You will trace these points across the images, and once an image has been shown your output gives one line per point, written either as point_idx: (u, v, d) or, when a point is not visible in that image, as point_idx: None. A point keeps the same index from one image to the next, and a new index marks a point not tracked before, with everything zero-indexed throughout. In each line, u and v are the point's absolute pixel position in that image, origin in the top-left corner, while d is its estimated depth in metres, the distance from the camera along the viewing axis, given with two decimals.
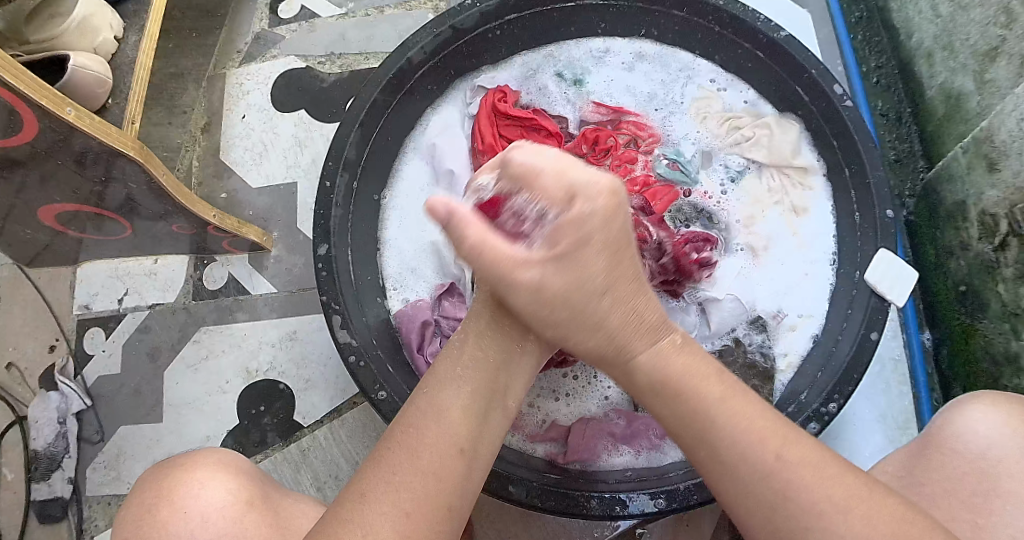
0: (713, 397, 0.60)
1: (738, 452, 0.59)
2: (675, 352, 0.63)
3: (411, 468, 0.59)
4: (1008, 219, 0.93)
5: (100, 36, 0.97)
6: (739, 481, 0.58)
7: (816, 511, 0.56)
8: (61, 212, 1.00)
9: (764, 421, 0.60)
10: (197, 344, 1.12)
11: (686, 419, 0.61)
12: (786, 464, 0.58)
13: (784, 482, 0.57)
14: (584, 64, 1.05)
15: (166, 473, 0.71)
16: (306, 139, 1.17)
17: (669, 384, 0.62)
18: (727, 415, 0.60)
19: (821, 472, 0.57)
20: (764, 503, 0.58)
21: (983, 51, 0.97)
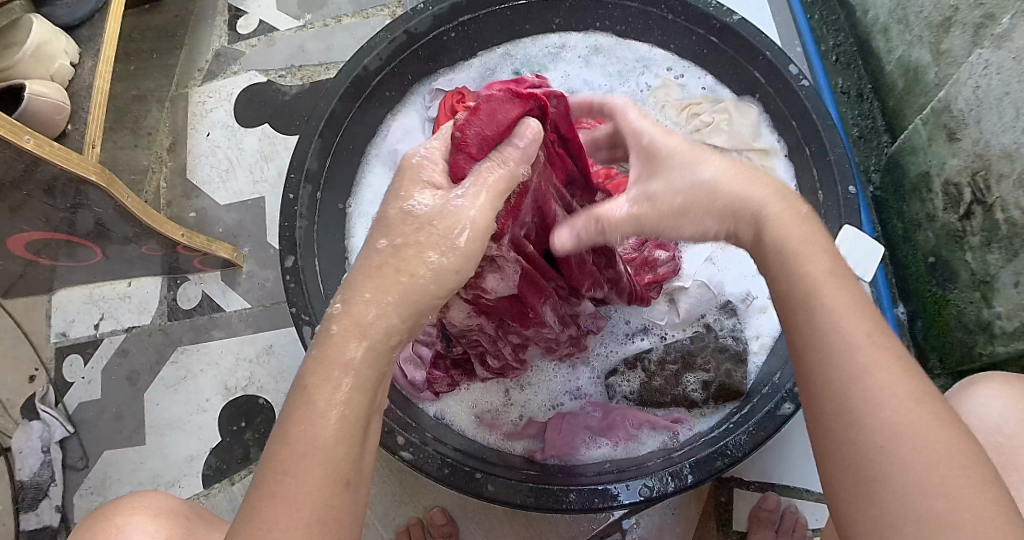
0: (848, 327, 0.54)
1: (855, 380, 0.52)
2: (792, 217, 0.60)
3: (292, 512, 0.51)
4: (970, 187, 0.93)
5: (56, 63, 0.97)
6: (834, 424, 0.52)
7: (891, 441, 0.50)
8: (30, 242, 1.00)
9: (877, 352, 0.53)
10: (176, 365, 1.12)
11: (794, 326, 0.56)
12: (881, 389, 0.52)
13: (869, 390, 0.52)
14: (541, 61, 1.06)
15: (103, 520, 0.74)
16: (271, 154, 1.17)
17: (781, 247, 0.59)
18: (843, 344, 0.53)
19: (913, 399, 0.51)
20: (839, 434, 0.52)
21: (936, 22, 0.98)
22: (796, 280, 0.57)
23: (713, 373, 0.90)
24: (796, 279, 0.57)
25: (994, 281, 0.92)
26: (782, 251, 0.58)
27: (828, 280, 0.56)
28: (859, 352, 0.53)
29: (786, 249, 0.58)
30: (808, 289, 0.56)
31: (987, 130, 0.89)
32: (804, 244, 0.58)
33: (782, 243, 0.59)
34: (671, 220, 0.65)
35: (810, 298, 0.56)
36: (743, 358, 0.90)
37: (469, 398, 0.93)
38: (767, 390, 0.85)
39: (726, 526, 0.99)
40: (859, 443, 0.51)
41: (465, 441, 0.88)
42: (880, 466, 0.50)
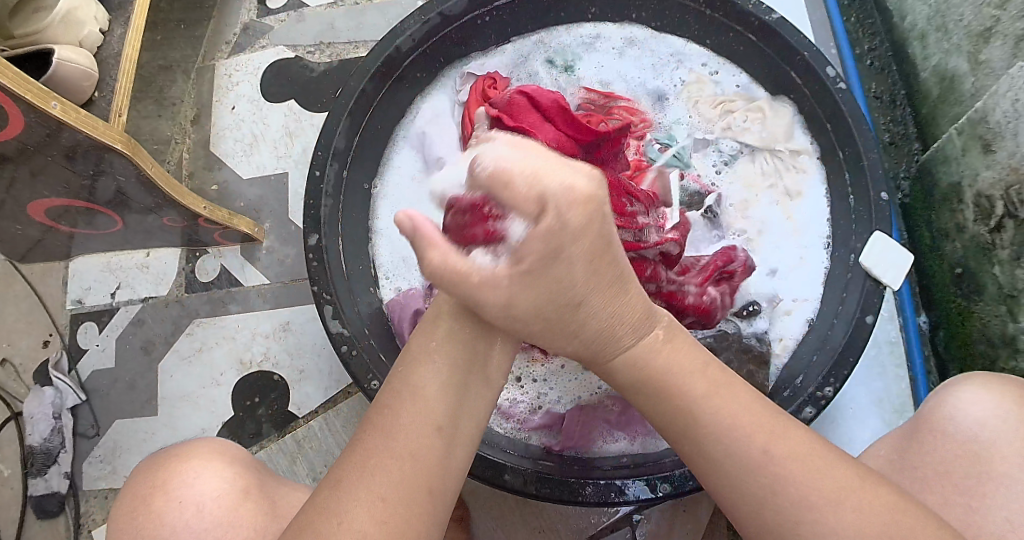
0: (714, 420, 0.60)
1: (725, 448, 0.60)
2: (664, 346, 0.63)
3: (389, 452, 0.58)
4: (1003, 200, 0.92)
5: (85, 29, 0.96)
6: (751, 507, 0.59)
7: (791, 496, 0.58)
8: (51, 207, 1.00)
9: (776, 439, 0.60)
10: (191, 337, 1.11)
11: (664, 418, 0.63)
12: (766, 455, 0.59)
13: (759, 460, 0.59)
14: (575, 50, 1.05)
15: (161, 463, 0.71)
16: (297, 130, 1.16)
17: (647, 376, 0.62)
18: (724, 434, 0.60)
19: (806, 457, 0.59)
20: (750, 500, 0.59)
21: (977, 32, 0.97)
22: (658, 382, 0.62)
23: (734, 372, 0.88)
24: (665, 386, 0.62)
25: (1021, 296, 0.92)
26: (655, 375, 0.62)
27: (704, 387, 0.61)
28: (718, 419, 0.60)
29: (663, 376, 0.62)
30: (675, 397, 0.61)
31: None
32: (670, 358, 0.62)
33: (647, 365, 0.62)
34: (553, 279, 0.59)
35: (670, 397, 0.62)
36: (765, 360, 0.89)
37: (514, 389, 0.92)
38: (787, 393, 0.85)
39: (737, 525, 0.99)
40: (769, 510, 0.58)
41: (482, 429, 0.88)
42: (792, 524, 0.58)
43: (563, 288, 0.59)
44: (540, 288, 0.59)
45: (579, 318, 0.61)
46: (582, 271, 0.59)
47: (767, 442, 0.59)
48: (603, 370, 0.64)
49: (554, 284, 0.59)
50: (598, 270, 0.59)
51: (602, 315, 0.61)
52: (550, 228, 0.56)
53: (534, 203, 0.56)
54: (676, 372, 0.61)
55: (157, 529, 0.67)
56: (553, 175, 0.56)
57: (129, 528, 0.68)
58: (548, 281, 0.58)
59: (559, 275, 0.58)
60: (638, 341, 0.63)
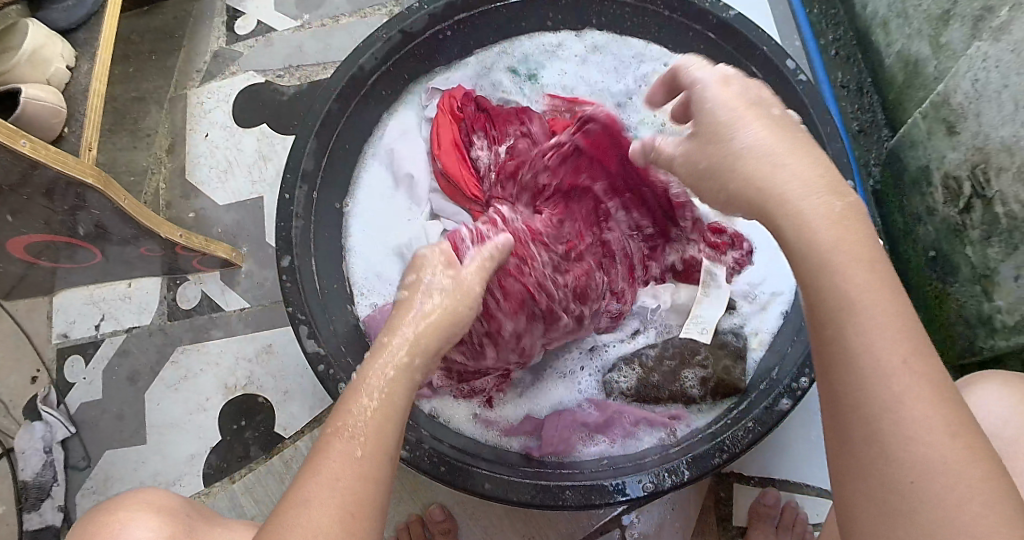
0: (873, 314, 0.50)
1: (869, 371, 0.49)
2: (839, 220, 0.53)
3: (320, 507, 0.52)
4: (970, 181, 0.93)
5: (52, 66, 0.97)
6: (863, 412, 0.49)
7: (910, 451, 0.48)
8: (30, 244, 1.01)
9: (915, 366, 0.49)
10: (176, 365, 1.12)
11: (813, 294, 0.52)
12: (902, 397, 0.48)
13: (897, 392, 0.49)
14: (537, 59, 1.06)
15: (94, 520, 0.72)
16: (270, 154, 1.17)
17: (810, 247, 0.53)
18: (868, 344, 0.50)
19: (940, 406, 0.48)
20: (860, 433, 0.49)
21: (936, 15, 0.97)
22: (813, 261, 0.53)
23: (711, 370, 0.89)
24: (821, 264, 0.52)
25: (994, 275, 0.92)
26: (813, 246, 0.53)
27: (863, 271, 0.51)
28: (876, 339, 0.50)
29: (818, 246, 0.52)
30: (834, 269, 0.51)
31: (986, 123, 0.89)
32: (835, 246, 0.52)
33: (813, 239, 0.53)
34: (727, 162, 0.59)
35: (832, 267, 0.52)
36: (741, 354, 0.90)
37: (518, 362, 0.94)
38: (763, 387, 0.85)
39: (726, 521, 0.99)
40: (880, 448, 0.48)
41: (463, 439, 0.88)
42: (895, 470, 0.48)
43: (733, 160, 0.59)
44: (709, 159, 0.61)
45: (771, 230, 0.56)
46: (796, 160, 0.56)
47: (906, 361, 0.49)
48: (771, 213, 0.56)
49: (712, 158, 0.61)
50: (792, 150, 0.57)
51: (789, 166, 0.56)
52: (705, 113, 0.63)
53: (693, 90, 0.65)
54: (831, 253, 0.52)
55: None
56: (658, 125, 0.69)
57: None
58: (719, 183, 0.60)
59: (738, 155, 0.59)
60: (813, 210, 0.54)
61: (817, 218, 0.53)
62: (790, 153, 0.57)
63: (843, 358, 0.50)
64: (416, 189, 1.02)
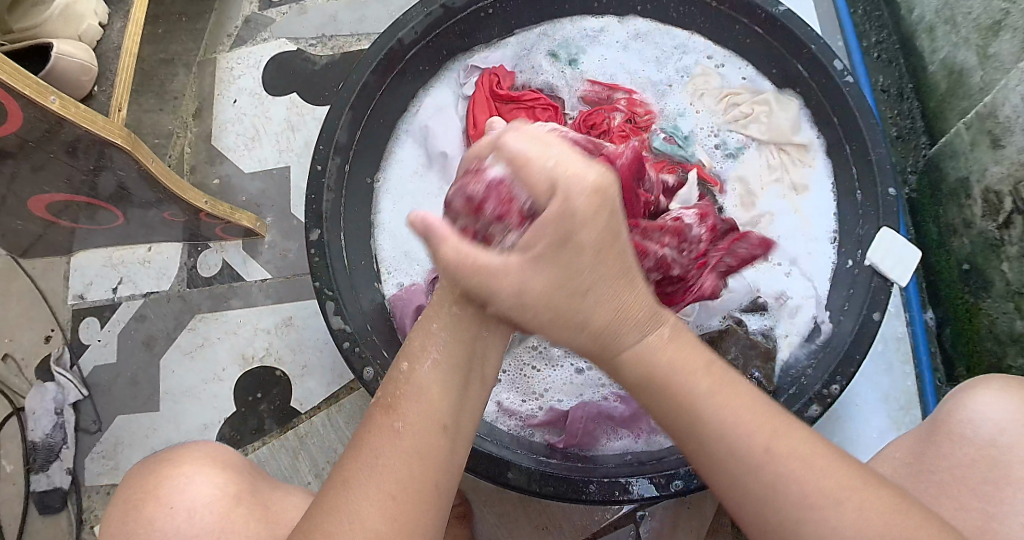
0: (710, 409, 0.56)
1: (744, 454, 0.54)
2: (669, 344, 0.58)
3: (393, 448, 0.56)
4: (1012, 196, 0.91)
5: (84, 23, 0.95)
6: (743, 481, 0.55)
7: (808, 508, 0.53)
8: (51, 202, 0.99)
9: (767, 434, 0.55)
10: (193, 332, 1.11)
11: (674, 420, 0.57)
12: (774, 453, 0.54)
13: (774, 470, 0.54)
14: (579, 43, 1.04)
15: (153, 469, 0.71)
16: (298, 123, 1.15)
17: (640, 360, 0.58)
18: (725, 428, 0.55)
19: (817, 456, 0.54)
20: (754, 505, 0.54)
21: (986, 25, 0.96)
22: (669, 394, 0.57)
23: (741, 370, 0.87)
24: (675, 394, 0.57)
25: None
26: (649, 359, 0.57)
27: (703, 371, 0.57)
28: (733, 424, 0.55)
29: (654, 360, 0.57)
30: (661, 375, 0.57)
31: None
32: (659, 350, 0.58)
33: (644, 353, 0.58)
34: (569, 254, 0.56)
35: (674, 389, 0.57)
36: (772, 355, 0.88)
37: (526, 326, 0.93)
38: (794, 390, 0.84)
39: (742, 523, 0.98)
40: (778, 515, 0.54)
41: (487, 426, 0.88)
42: (809, 527, 0.52)
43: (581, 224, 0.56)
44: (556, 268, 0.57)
45: (577, 307, 0.58)
46: (592, 258, 0.57)
47: (768, 428, 0.55)
48: (610, 366, 0.59)
49: (562, 270, 0.57)
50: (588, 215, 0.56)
51: (591, 261, 0.57)
52: (561, 210, 0.55)
53: (545, 189, 0.56)
54: (671, 365, 0.57)
55: (151, 527, 0.67)
56: (572, 167, 0.56)
57: (121, 532, 0.68)
58: (568, 266, 0.56)
59: (583, 237, 0.56)
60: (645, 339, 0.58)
61: (608, 307, 0.58)
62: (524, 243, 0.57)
63: (697, 431, 0.56)
64: (449, 167, 0.99)
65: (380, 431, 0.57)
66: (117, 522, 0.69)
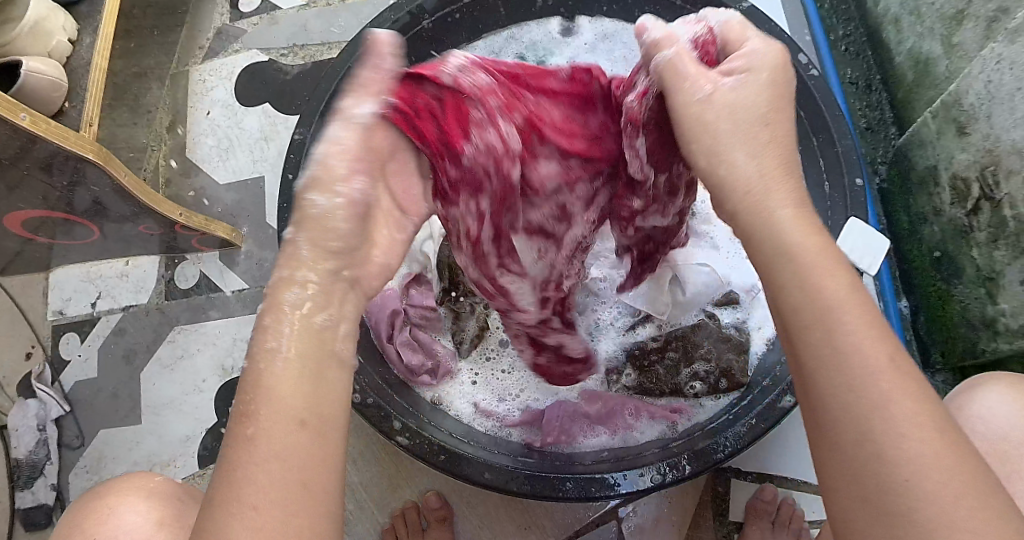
0: (847, 313, 0.51)
1: (861, 385, 0.50)
2: (796, 221, 0.55)
3: (270, 456, 0.48)
4: (979, 182, 0.92)
5: (54, 39, 0.96)
6: (853, 430, 0.49)
7: (903, 449, 0.48)
8: (27, 220, 0.99)
9: (894, 374, 0.50)
10: (173, 345, 1.11)
11: (800, 323, 0.53)
12: (888, 395, 0.49)
13: (875, 400, 0.49)
14: (546, 46, 1.06)
15: (82, 503, 0.73)
16: (272, 133, 1.16)
17: (775, 241, 0.55)
18: (837, 332, 0.51)
19: (917, 397, 0.49)
20: (851, 437, 0.49)
21: (949, 14, 0.96)
22: (803, 288, 0.53)
23: (715, 364, 0.89)
24: (809, 295, 0.53)
25: (999, 278, 0.91)
26: (793, 249, 0.54)
27: (824, 259, 0.54)
28: (870, 357, 0.50)
29: (796, 249, 0.54)
30: (788, 253, 0.54)
31: (997, 125, 0.88)
32: (817, 254, 0.54)
33: (791, 241, 0.54)
34: (712, 148, 0.59)
35: (785, 254, 0.54)
36: (745, 348, 0.90)
37: (497, 330, 0.95)
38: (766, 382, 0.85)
39: (723, 516, 0.99)
40: (872, 447, 0.48)
41: (463, 427, 0.88)
42: (891, 469, 0.48)
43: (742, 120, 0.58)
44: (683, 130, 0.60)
45: (706, 167, 0.59)
46: (743, 144, 0.58)
47: (892, 361, 0.50)
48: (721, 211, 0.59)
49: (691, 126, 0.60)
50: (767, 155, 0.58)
51: (744, 154, 0.58)
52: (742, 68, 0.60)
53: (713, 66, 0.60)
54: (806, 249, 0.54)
55: None
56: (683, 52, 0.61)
57: None
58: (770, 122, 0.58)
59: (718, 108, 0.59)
60: (782, 206, 0.56)
61: (790, 221, 0.55)
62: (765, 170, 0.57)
63: (828, 356, 0.51)
64: None
65: (238, 438, 0.49)
66: None
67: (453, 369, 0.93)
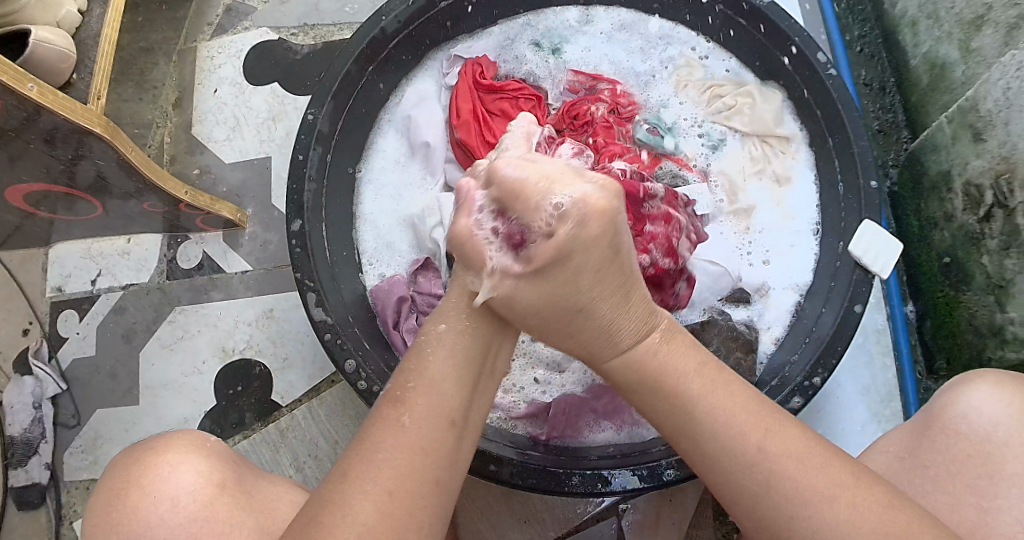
0: (693, 387, 0.59)
1: (732, 451, 0.57)
2: (662, 348, 0.62)
3: (397, 442, 0.54)
4: (993, 189, 0.92)
5: (64, 9, 0.93)
6: (747, 482, 0.56)
7: (798, 497, 0.54)
8: (30, 192, 0.97)
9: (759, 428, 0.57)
10: (173, 325, 1.09)
11: (659, 407, 0.60)
12: (767, 451, 0.56)
13: (765, 467, 0.55)
14: (562, 34, 1.04)
15: (136, 459, 0.68)
16: (280, 114, 1.14)
17: (651, 383, 0.61)
18: (709, 425, 0.58)
19: (801, 448, 0.56)
20: (750, 488, 0.56)
21: (969, 19, 0.96)
22: (663, 397, 0.60)
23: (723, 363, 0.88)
24: (663, 398, 0.60)
25: (1010, 286, 0.91)
26: (646, 362, 0.61)
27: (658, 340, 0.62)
28: (718, 417, 0.58)
29: (650, 362, 0.61)
30: (673, 398, 0.59)
31: (1014, 132, 0.87)
32: (676, 361, 0.60)
33: (645, 357, 0.61)
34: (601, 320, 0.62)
35: (655, 384, 0.60)
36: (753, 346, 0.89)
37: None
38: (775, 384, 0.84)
39: (723, 515, 0.99)
40: (773, 501, 0.55)
41: None
42: (794, 509, 0.54)
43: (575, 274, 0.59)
44: (545, 290, 0.59)
45: (578, 322, 0.62)
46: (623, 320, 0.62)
47: (751, 418, 0.57)
48: (601, 370, 0.65)
49: (560, 288, 0.60)
50: (605, 276, 0.60)
51: (608, 314, 0.61)
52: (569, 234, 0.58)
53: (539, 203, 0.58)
54: (672, 370, 0.60)
55: (135, 522, 0.66)
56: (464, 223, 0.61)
57: (104, 519, 0.67)
58: (557, 282, 0.60)
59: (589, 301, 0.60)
60: (638, 345, 0.62)
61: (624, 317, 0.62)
62: (613, 290, 0.61)
63: (688, 432, 0.59)
64: (432, 158, 0.99)
65: (387, 414, 0.56)
66: (107, 501, 0.68)
67: None
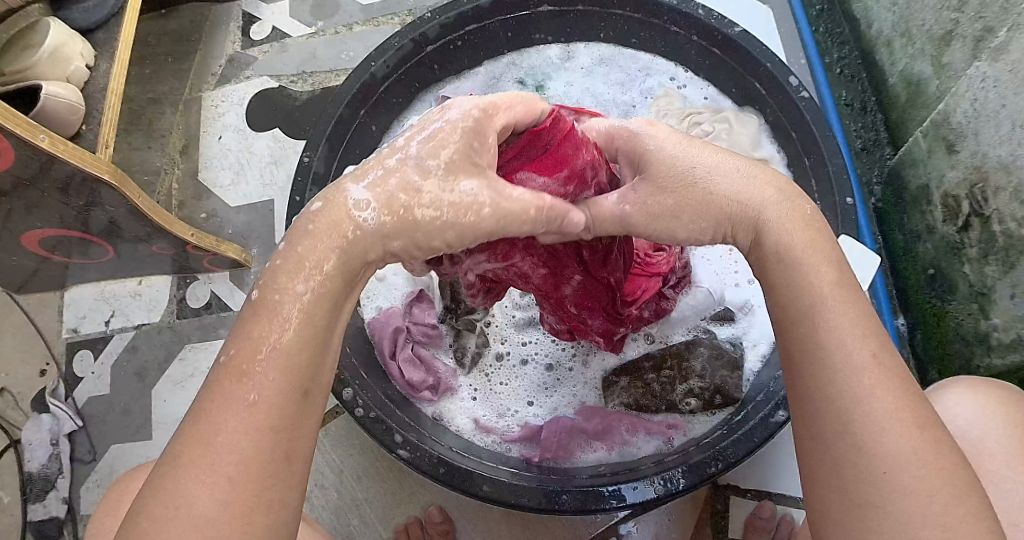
0: (826, 294, 0.57)
1: (848, 389, 0.53)
2: (790, 224, 0.61)
3: (237, 425, 0.51)
4: (969, 199, 0.94)
5: (73, 65, 1.00)
6: (842, 433, 0.53)
7: (889, 460, 0.51)
8: (45, 239, 1.03)
9: (887, 385, 0.53)
10: (183, 362, 1.14)
11: (798, 320, 0.57)
12: (883, 410, 0.52)
13: (872, 418, 0.52)
14: (546, 70, 1.09)
15: (134, 477, 0.73)
16: (282, 158, 1.20)
17: (780, 256, 0.60)
18: (845, 358, 0.54)
19: (921, 418, 0.53)
20: (844, 440, 0.53)
21: (937, 36, 0.99)
22: (795, 285, 0.58)
23: (709, 381, 0.90)
24: (800, 293, 0.57)
25: (990, 293, 0.92)
26: (789, 253, 0.59)
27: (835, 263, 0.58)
28: (855, 356, 0.54)
29: (793, 252, 0.59)
30: (801, 282, 0.58)
31: (984, 142, 0.90)
32: (806, 249, 0.59)
33: (789, 245, 0.59)
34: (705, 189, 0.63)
35: (797, 280, 0.58)
36: (739, 363, 0.91)
37: (498, 344, 0.98)
38: (760, 399, 0.86)
39: (722, 533, 1.00)
40: (864, 457, 0.52)
41: (462, 442, 0.90)
42: (869, 463, 0.52)
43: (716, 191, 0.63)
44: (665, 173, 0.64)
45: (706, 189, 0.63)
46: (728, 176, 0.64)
47: (879, 361, 0.54)
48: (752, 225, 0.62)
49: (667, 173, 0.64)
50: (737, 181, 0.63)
51: (725, 173, 0.64)
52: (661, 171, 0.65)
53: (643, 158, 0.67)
54: (805, 263, 0.58)
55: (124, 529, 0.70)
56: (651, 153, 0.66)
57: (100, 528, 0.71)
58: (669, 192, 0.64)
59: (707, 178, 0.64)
60: (775, 213, 0.61)
61: (780, 217, 0.61)
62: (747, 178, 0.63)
63: (814, 351, 0.55)
64: None
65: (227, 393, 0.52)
66: (103, 514, 0.72)
67: (453, 385, 0.95)
